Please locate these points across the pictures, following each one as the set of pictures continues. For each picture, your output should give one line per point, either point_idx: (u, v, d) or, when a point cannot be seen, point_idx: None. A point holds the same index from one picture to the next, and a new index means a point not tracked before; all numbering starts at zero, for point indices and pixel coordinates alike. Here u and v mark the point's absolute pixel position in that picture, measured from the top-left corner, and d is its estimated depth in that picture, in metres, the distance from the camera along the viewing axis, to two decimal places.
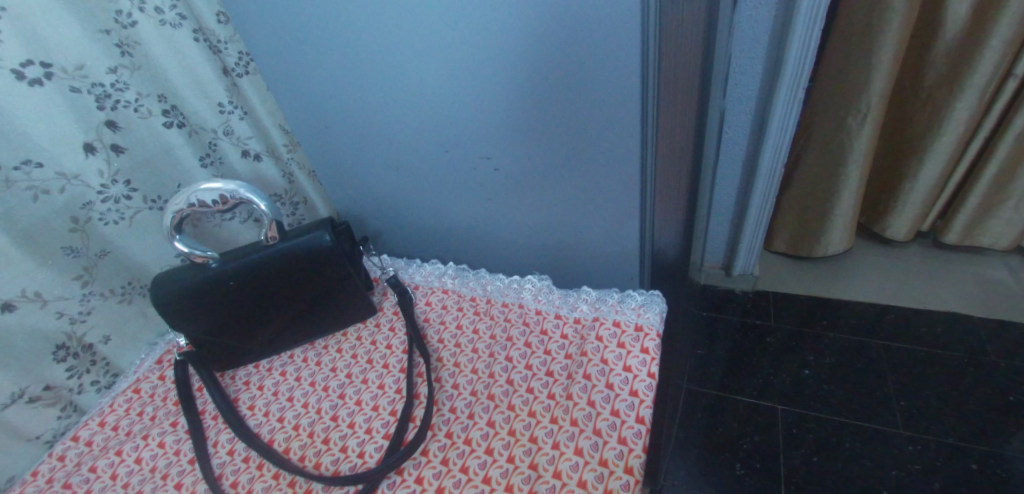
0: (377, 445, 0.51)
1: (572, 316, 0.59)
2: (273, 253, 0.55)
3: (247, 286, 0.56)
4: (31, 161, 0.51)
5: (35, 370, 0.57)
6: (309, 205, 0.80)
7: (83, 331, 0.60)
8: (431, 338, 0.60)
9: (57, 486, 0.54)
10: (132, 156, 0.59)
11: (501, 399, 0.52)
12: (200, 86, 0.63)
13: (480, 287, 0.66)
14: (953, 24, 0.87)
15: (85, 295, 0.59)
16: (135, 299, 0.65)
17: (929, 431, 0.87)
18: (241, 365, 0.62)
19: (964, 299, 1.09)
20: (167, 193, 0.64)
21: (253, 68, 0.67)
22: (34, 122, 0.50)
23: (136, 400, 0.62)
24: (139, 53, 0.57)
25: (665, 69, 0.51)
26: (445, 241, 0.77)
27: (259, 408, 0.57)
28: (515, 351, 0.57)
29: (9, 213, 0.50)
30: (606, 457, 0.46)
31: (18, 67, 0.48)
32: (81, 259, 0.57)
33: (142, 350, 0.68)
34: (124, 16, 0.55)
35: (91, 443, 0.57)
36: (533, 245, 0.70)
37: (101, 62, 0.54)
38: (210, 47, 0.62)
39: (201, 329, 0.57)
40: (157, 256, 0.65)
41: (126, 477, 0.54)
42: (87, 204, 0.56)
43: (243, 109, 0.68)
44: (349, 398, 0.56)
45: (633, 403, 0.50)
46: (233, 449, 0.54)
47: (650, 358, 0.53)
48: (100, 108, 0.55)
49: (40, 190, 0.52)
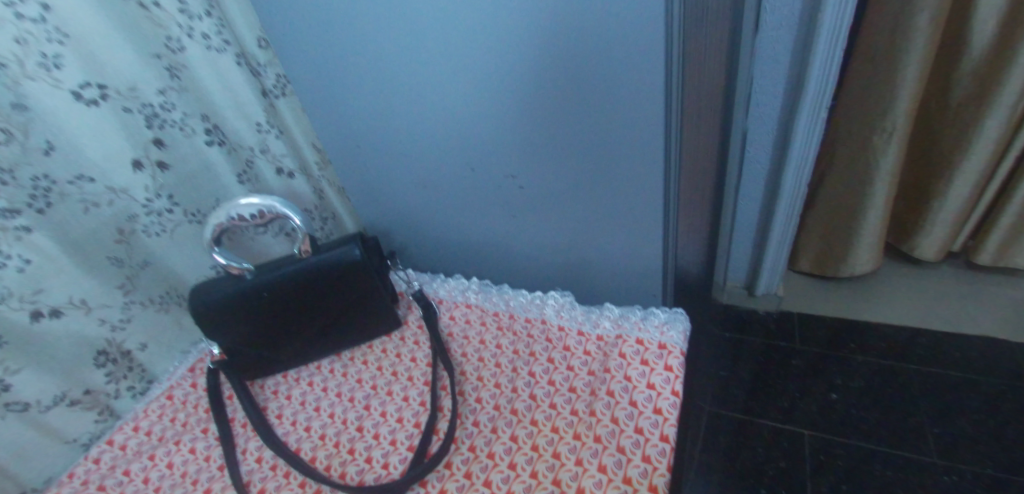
0: (401, 456, 0.52)
1: (595, 333, 0.59)
2: (306, 266, 0.57)
3: (280, 297, 0.58)
4: (83, 176, 0.55)
5: (77, 374, 0.59)
6: (337, 220, 0.83)
7: (122, 338, 0.63)
8: (454, 352, 0.61)
9: (92, 487, 0.55)
10: (175, 172, 0.62)
11: (524, 414, 0.53)
12: (239, 106, 0.66)
13: (502, 302, 0.66)
14: (980, 42, 0.87)
15: (127, 303, 0.62)
16: (172, 308, 0.68)
17: (967, 462, 0.83)
18: (270, 375, 0.63)
19: (1001, 323, 1.05)
20: (206, 207, 0.67)
21: (291, 90, 0.70)
22: (88, 139, 0.54)
23: (169, 406, 0.64)
24: (186, 76, 0.61)
25: (689, 87, 0.52)
26: (468, 256, 0.79)
27: (287, 417, 0.58)
28: (538, 367, 0.57)
29: (62, 225, 0.54)
30: (630, 475, 0.46)
31: (77, 88, 0.52)
32: (124, 268, 0.60)
33: (176, 358, 0.70)
34: (174, 41, 0.59)
35: (125, 447, 0.59)
36: (555, 261, 0.70)
37: (151, 84, 0.58)
38: (251, 70, 0.66)
39: (234, 338, 0.59)
40: (193, 268, 0.68)
41: (158, 481, 0.56)
42: (132, 217, 0.60)
43: (279, 129, 0.71)
44: (374, 409, 0.57)
45: (656, 421, 0.49)
46: (261, 457, 0.55)
47: (673, 376, 0.52)
48: (148, 127, 0.59)
49: (90, 203, 0.56)
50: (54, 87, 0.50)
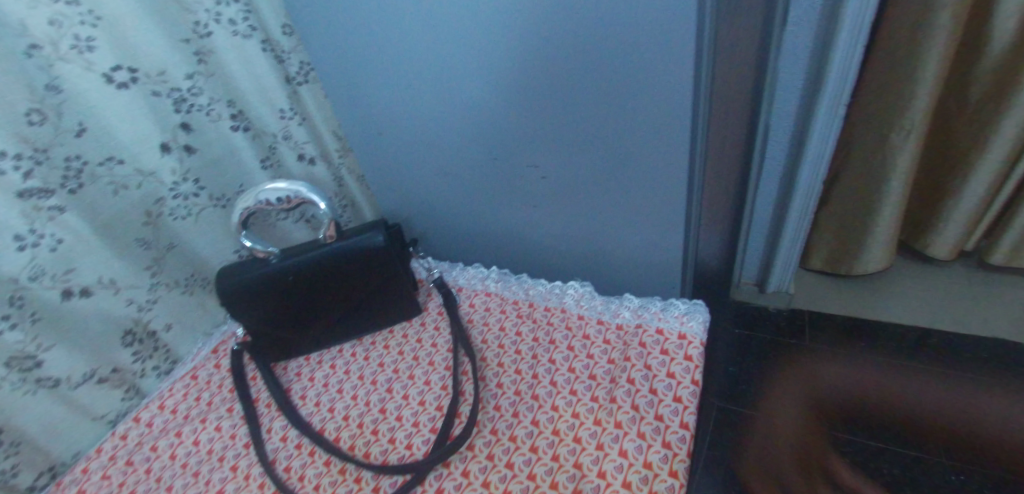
0: (423, 438, 0.53)
1: (615, 322, 0.60)
2: (331, 251, 0.58)
3: (305, 281, 0.59)
4: (113, 158, 0.56)
5: (107, 353, 0.61)
6: (356, 208, 0.84)
7: (149, 318, 0.64)
8: (475, 339, 0.62)
9: (121, 463, 0.57)
10: (201, 156, 0.63)
11: (545, 399, 0.54)
12: (264, 92, 0.67)
13: (522, 291, 0.67)
14: (1002, 39, 0.85)
15: (153, 284, 0.63)
16: (196, 290, 0.69)
17: (974, 463, 0.84)
18: (293, 357, 0.65)
19: (1012, 324, 1.05)
20: (230, 192, 0.68)
21: (314, 77, 0.71)
22: (118, 122, 0.55)
23: (194, 386, 0.65)
24: (213, 61, 0.62)
25: (718, 78, 0.52)
26: (485, 246, 0.79)
27: (310, 398, 0.60)
28: (558, 354, 0.58)
29: (93, 205, 0.55)
30: (650, 460, 0.47)
31: (109, 71, 0.53)
32: (152, 250, 0.62)
33: (199, 340, 0.71)
34: (202, 26, 0.59)
35: (151, 425, 0.61)
36: (575, 252, 0.71)
37: (179, 68, 0.58)
38: (276, 56, 0.67)
39: (259, 320, 0.60)
40: (217, 251, 0.69)
41: (184, 457, 0.57)
42: (159, 200, 0.61)
43: (301, 115, 0.72)
44: (397, 392, 0.58)
45: (676, 409, 0.50)
46: (286, 436, 0.57)
47: (693, 366, 0.53)
48: (177, 111, 0.59)
49: (120, 185, 0.57)
50: (86, 69, 0.51)
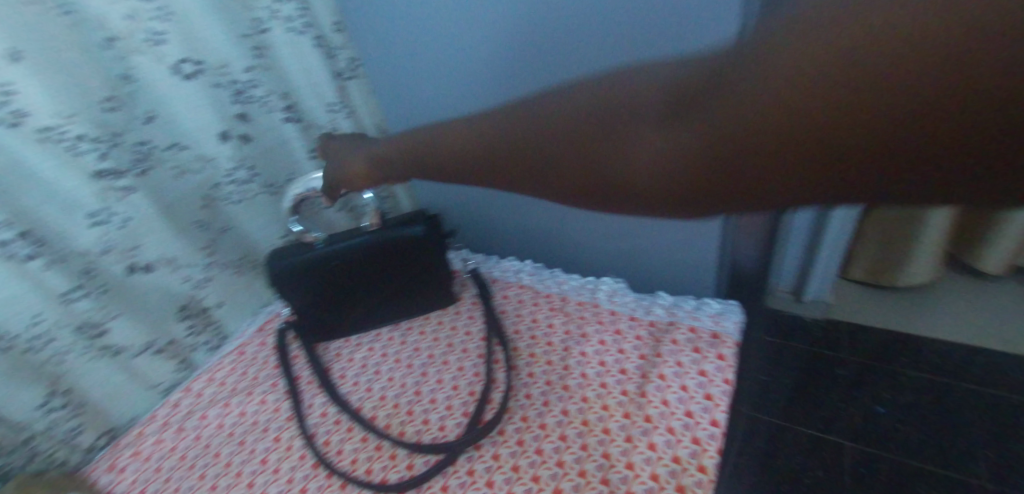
0: (456, 421, 0.55)
1: (647, 319, 0.60)
2: (372, 239, 0.60)
3: (347, 266, 0.61)
4: (178, 144, 0.60)
5: (164, 326, 0.65)
6: (396, 200, 0.87)
7: (203, 295, 0.68)
8: (508, 329, 0.64)
9: (173, 428, 0.61)
10: (256, 145, 0.67)
11: (575, 390, 0.54)
12: (314, 86, 0.71)
13: (555, 285, 0.68)
14: None
15: (208, 264, 0.67)
16: (246, 271, 0.73)
17: None
18: (333, 338, 0.68)
19: None
20: (281, 179, 0.72)
21: (361, 72, 0.75)
22: (184, 110, 0.59)
23: (240, 361, 0.69)
24: (270, 55, 0.65)
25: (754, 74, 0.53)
26: (519, 240, 0.81)
27: (349, 377, 0.62)
28: (589, 347, 0.59)
29: (159, 187, 0.59)
30: (679, 454, 0.47)
31: (176, 63, 0.57)
32: (208, 232, 0.66)
33: (247, 318, 0.75)
34: (260, 22, 0.63)
35: (201, 395, 0.65)
36: (610, 250, 0.72)
37: (240, 62, 0.62)
38: (327, 52, 0.70)
39: (304, 301, 0.63)
40: (266, 236, 0.73)
41: (231, 427, 0.61)
42: (216, 185, 0.65)
43: (348, 109, 0.75)
44: (431, 376, 0.60)
45: (707, 406, 0.50)
46: (325, 412, 0.60)
47: (726, 365, 0.53)
48: (235, 102, 0.63)
49: (182, 170, 0.61)
50: (157, 61, 0.55)
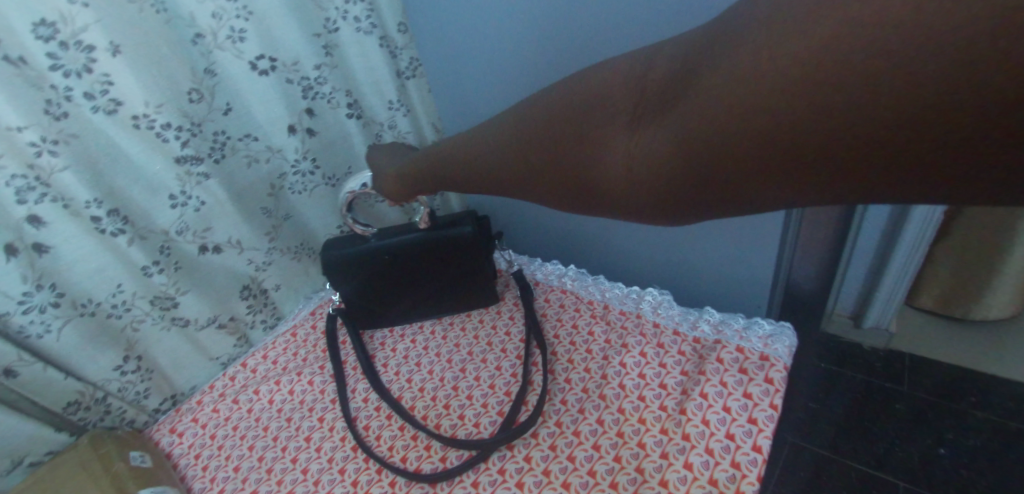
0: (491, 419, 0.56)
1: (692, 335, 0.59)
2: (423, 235, 0.62)
3: (397, 260, 0.63)
4: (250, 135, 0.64)
5: (227, 303, 0.70)
6: (446, 197, 0.89)
7: (263, 277, 0.73)
8: (547, 333, 0.64)
9: (229, 399, 0.66)
10: (320, 139, 0.71)
11: (612, 400, 0.54)
12: (376, 84, 0.74)
13: (598, 293, 0.68)
14: None
15: (270, 249, 0.71)
16: (303, 258, 0.77)
17: None
18: (379, 328, 0.70)
19: None
20: (340, 172, 0.75)
21: (421, 72, 0.77)
22: (257, 104, 0.63)
23: (292, 342, 0.73)
24: (337, 53, 0.68)
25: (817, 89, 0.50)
26: (564, 244, 0.81)
27: (391, 367, 0.65)
28: (629, 358, 0.58)
29: (231, 175, 0.64)
30: (716, 477, 0.46)
31: (254, 59, 0.61)
32: (272, 219, 0.70)
33: (300, 301, 0.79)
34: (331, 23, 0.66)
35: (255, 371, 0.69)
36: (657, 260, 0.71)
37: (310, 59, 0.66)
38: (390, 52, 0.73)
39: (354, 290, 0.65)
40: (324, 225, 0.77)
41: (280, 403, 0.65)
42: (282, 175, 0.69)
43: (407, 108, 0.78)
44: (469, 373, 0.62)
45: (750, 430, 0.48)
46: (367, 398, 0.63)
47: (774, 389, 0.50)
48: (303, 97, 0.67)
49: (253, 159, 0.65)
50: (236, 57, 0.59)
